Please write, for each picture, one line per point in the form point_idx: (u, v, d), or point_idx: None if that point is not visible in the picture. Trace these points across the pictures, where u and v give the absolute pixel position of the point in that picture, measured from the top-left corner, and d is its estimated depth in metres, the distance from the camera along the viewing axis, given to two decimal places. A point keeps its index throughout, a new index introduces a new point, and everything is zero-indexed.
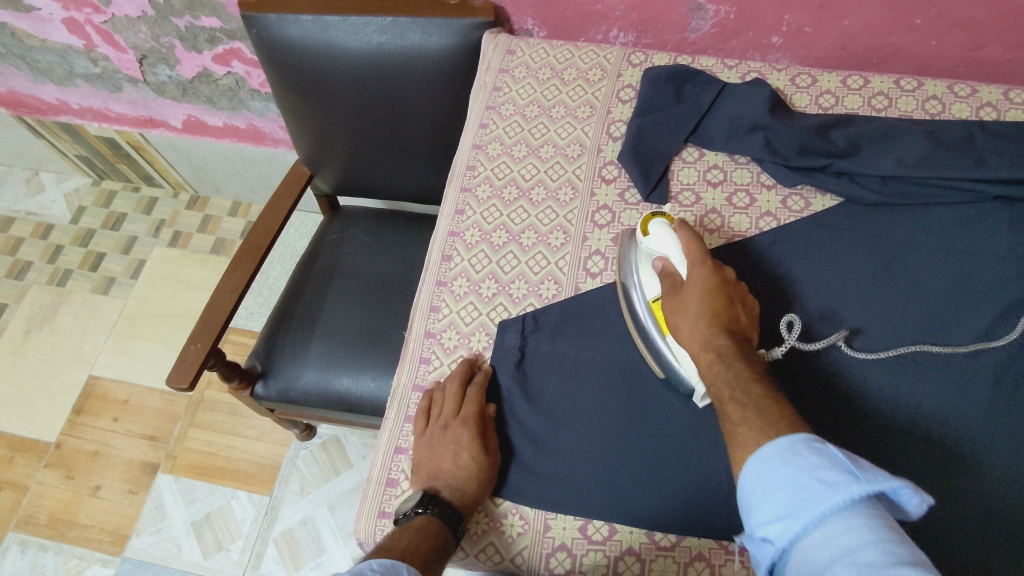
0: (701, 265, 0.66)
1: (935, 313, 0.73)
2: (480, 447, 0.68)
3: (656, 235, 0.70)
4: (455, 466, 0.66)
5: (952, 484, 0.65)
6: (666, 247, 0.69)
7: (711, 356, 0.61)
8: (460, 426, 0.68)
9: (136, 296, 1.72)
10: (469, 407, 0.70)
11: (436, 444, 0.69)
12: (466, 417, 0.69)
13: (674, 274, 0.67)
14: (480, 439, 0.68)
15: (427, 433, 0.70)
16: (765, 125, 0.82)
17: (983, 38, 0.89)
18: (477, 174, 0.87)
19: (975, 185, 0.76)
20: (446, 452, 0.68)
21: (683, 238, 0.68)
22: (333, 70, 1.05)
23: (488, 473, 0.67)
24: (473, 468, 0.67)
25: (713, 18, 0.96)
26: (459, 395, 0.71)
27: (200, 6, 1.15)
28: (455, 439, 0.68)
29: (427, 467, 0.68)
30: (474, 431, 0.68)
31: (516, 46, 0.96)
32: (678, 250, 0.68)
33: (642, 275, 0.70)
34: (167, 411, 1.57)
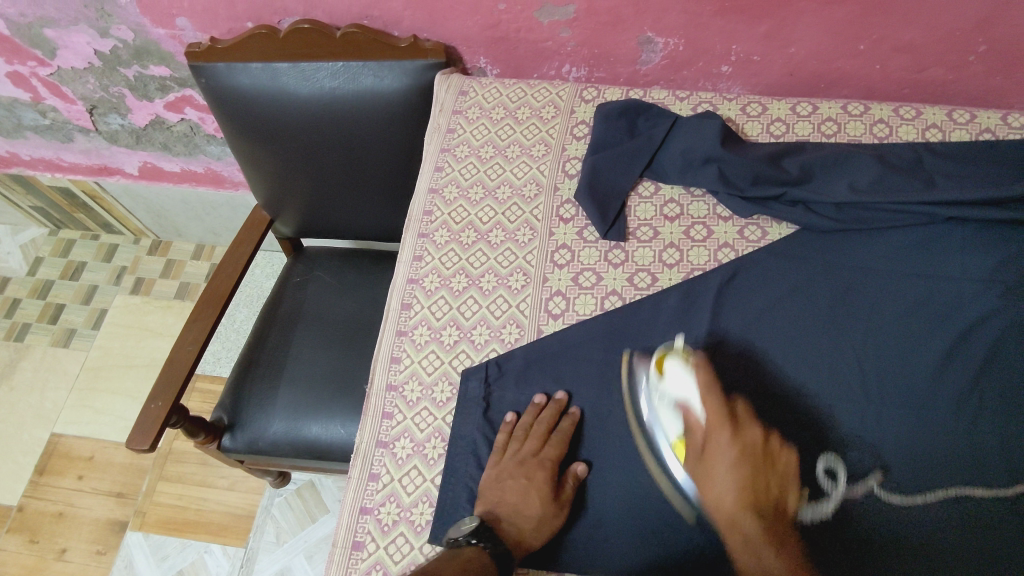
0: (728, 444, 0.68)
1: (893, 343, 0.74)
2: (552, 496, 0.66)
3: (673, 378, 0.71)
4: (527, 513, 0.65)
5: (924, 511, 0.66)
6: (686, 390, 0.71)
7: (741, 512, 0.65)
8: (537, 468, 0.68)
9: (98, 347, 1.68)
10: (553, 452, 0.69)
11: (505, 479, 0.68)
12: (545, 461, 0.68)
13: (693, 429, 0.69)
14: (554, 488, 0.67)
15: (499, 465, 0.69)
16: (718, 157, 0.83)
17: (925, 61, 0.91)
18: (434, 219, 0.86)
19: (928, 208, 0.76)
20: (514, 487, 0.67)
21: (699, 383, 0.72)
22: (286, 117, 1.04)
23: (551, 521, 0.66)
24: (535, 513, 0.65)
25: (663, 51, 0.96)
26: (543, 437, 0.69)
27: (148, 56, 1.13)
28: (528, 479, 0.67)
29: (488, 499, 0.67)
30: (551, 478, 0.67)
31: (469, 86, 0.95)
32: (698, 394, 0.71)
33: (661, 415, 0.70)
34: (135, 465, 1.53)
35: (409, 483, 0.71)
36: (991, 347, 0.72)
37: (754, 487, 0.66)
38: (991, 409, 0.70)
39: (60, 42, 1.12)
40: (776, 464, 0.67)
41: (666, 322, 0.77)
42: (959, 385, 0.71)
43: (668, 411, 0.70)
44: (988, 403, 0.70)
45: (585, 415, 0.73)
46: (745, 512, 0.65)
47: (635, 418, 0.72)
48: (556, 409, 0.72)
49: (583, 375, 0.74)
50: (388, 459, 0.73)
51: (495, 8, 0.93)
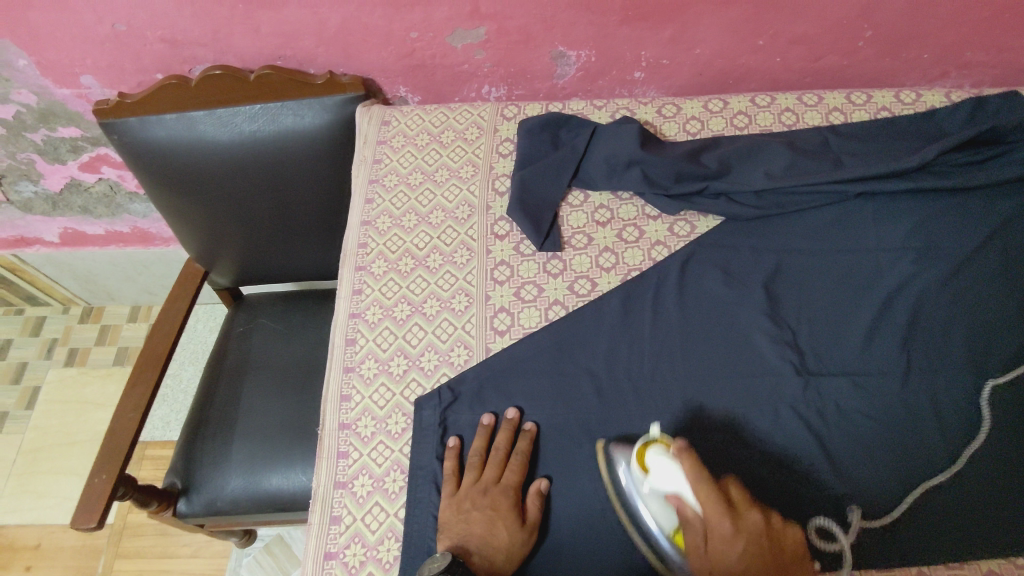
0: (721, 511, 0.57)
1: (825, 315, 0.78)
2: (518, 520, 0.66)
3: (658, 471, 0.61)
4: (490, 536, 0.65)
5: (884, 469, 0.70)
6: (675, 483, 0.60)
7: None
8: (499, 494, 0.68)
9: (34, 428, 1.59)
10: (511, 475, 0.69)
11: (467, 509, 0.67)
12: (506, 486, 0.68)
13: (693, 521, 0.58)
14: (517, 511, 0.67)
15: (459, 496, 0.69)
16: (640, 160, 0.85)
17: (820, 49, 0.96)
18: (370, 251, 0.86)
19: (837, 187, 0.81)
20: (479, 518, 0.66)
21: (687, 470, 0.59)
22: (207, 165, 1.02)
23: (521, 545, 0.65)
24: (504, 540, 0.65)
25: (577, 63, 0.99)
26: (500, 463, 0.70)
27: (55, 118, 1.09)
28: (492, 507, 0.67)
29: (455, 532, 0.66)
30: (513, 503, 0.67)
31: (391, 116, 0.95)
32: (689, 487, 0.59)
33: (650, 508, 0.63)
34: (88, 546, 1.44)
35: (373, 521, 0.70)
36: (913, 309, 0.77)
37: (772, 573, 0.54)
38: (921, 366, 0.75)
39: None
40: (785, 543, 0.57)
41: (609, 325, 0.78)
42: (889, 349, 0.76)
43: (656, 510, 0.63)
44: (918, 361, 0.75)
45: (542, 425, 0.73)
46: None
47: (624, 504, 0.67)
48: (508, 430, 0.72)
49: (537, 388, 0.75)
50: (348, 499, 0.71)
51: (407, 37, 0.94)
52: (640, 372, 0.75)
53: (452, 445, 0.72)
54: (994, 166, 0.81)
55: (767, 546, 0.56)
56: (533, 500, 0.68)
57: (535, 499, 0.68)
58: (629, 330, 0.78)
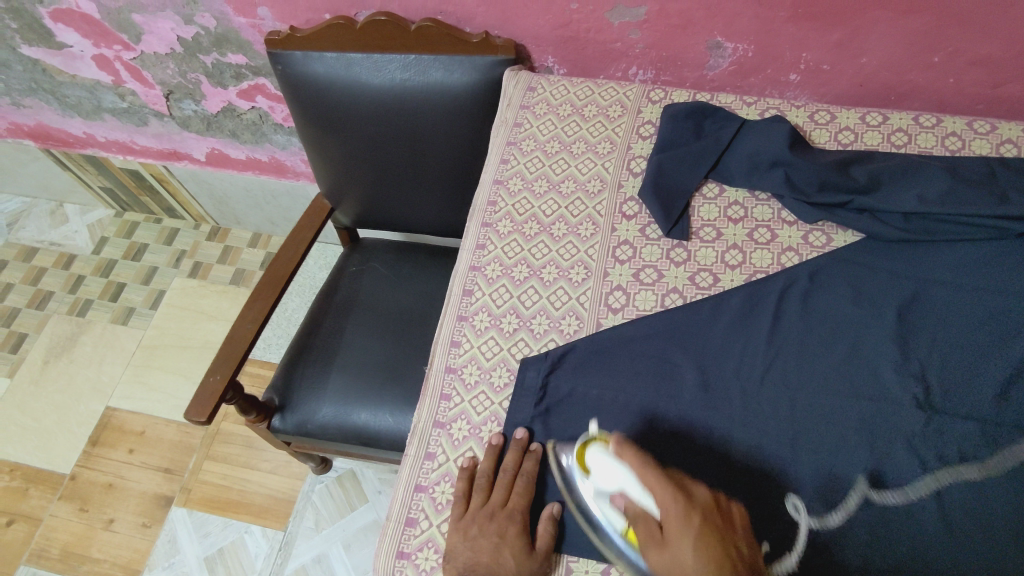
0: (672, 499, 0.57)
1: (960, 353, 0.73)
2: (526, 547, 0.64)
3: (600, 469, 0.63)
4: (497, 565, 0.63)
5: (996, 524, 0.65)
6: (615, 479, 0.61)
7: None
8: (506, 520, 0.66)
9: (154, 327, 1.73)
10: (516, 499, 0.68)
11: (476, 535, 0.65)
12: (513, 510, 0.67)
13: (647, 515, 0.58)
14: (527, 538, 0.65)
15: (467, 520, 0.67)
16: (786, 162, 0.83)
17: (1002, 75, 0.89)
18: (498, 210, 0.87)
19: (1000, 222, 0.76)
20: (486, 546, 0.64)
21: (631, 465, 0.60)
22: (355, 107, 1.07)
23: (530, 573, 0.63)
24: (510, 569, 0.63)
25: (732, 56, 0.97)
26: (507, 485, 0.68)
27: (227, 44, 1.18)
28: (500, 534, 0.65)
29: (463, 558, 0.64)
30: (520, 531, 0.66)
31: (537, 83, 0.97)
32: (631, 479, 0.60)
33: (602, 508, 0.64)
34: (183, 442, 1.57)
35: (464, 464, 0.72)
36: None
37: (720, 555, 0.53)
38: None
39: (146, 27, 1.18)
40: (730, 516, 0.58)
41: (726, 321, 0.77)
42: None
43: (608, 507, 0.63)
44: None
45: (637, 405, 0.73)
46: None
47: (584, 516, 0.66)
48: (515, 451, 0.70)
49: (642, 370, 0.75)
50: (444, 439, 0.73)
51: (567, 7, 0.95)
52: (750, 375, 0.74)
53: (464, 466, 0.71)
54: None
55: (718, 530, 0.55)
56: (544, 526, 0.66)
57: (545, 525, 0.66)
58: (746, 330, 0.76)
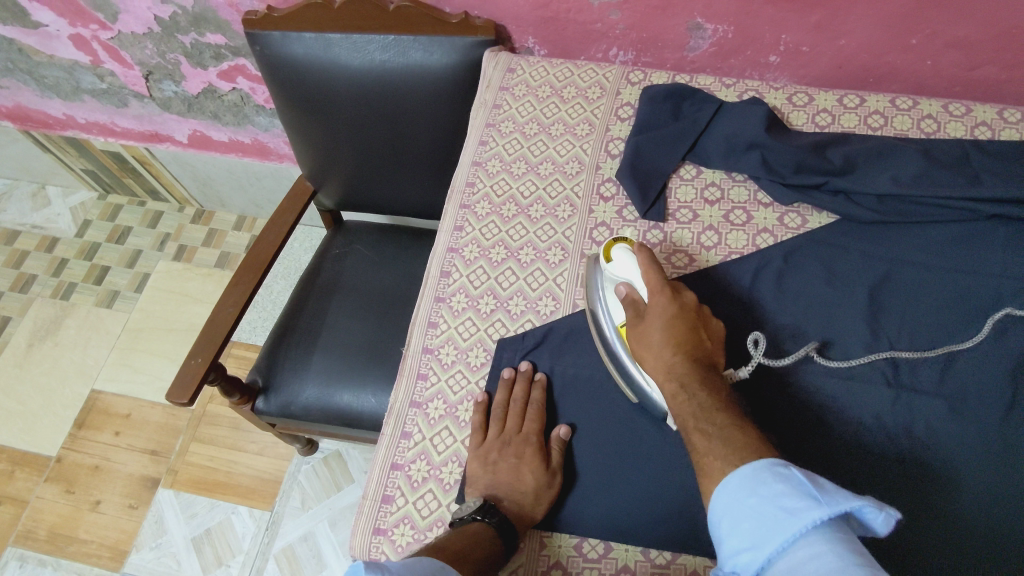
0: (661, 294, 0.66)
1: (929, 329, 0.75)
2: (544, 464, 0.67)
3: (619, 262, 0.70)
4: (516, 483, 0.66)
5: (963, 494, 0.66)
6: (629, 273, 0.69)
7: (674, 385, 0.62)
8: (522, 443, 0.68)
9: (139, 310, 1.73)
10: (531, 423, 0.69)
11: (495, 460, 0.68)
12: (528, 434, 0.69)
13: (637, 300, 0.68)
14: (544, 457, 0.68)
15: (485, 448, 0.69)
16: (762, 143, 0.83)
17: (978, 58, 0.90)
18: (477, 191, 0.87)
19: (970, 204, 0.78)
20: (505, 467, 0.67)
21: (643, 264, 0.68)
22: (336, 88, 1.07)
23: (547, 489, 0.66)
24: (530, 486, 0.65)
25: (712, 37, 0.96)
26: (519, 412, 0.70)
27: (205, 24, 1.17)
28: (517, 454, 0.68)
29: (484, 481, 0.67)
30: (536, 450, 0.68)
31: (517, 65, 0.96)
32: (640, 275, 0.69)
33: (607, 304, 0.71)
34: (169, 425, 1.57)
35: (440, 442, 0.71)
36: None
37: (687, 341, 0.64)
38: None
39: (122, 6, 1.16)
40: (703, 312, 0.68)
41: (702, 301, 0.78)
42: (997, 378, 0.71)
43: (611, 300, 0.70)
44: None
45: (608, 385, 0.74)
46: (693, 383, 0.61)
47: (591, 311, 0.73)
48: (524, 381, 0.73)
49: None
50: (421, 418, 0.73)
51: None
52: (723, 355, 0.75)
53: (479, 399, 0.72)
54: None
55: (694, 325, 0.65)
56: (556, 448, 0.68)
57: (558, 447, 0.68)
58: (720, 309, 0.77)
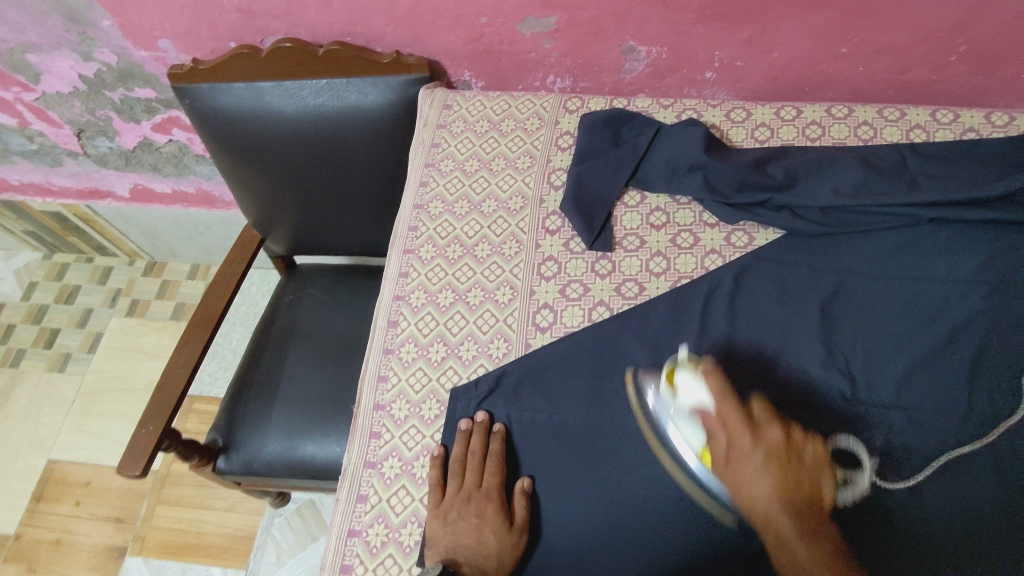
0: (742, 427, 0.64)
1: (879, 340, 0.75)
2: (506, 522, 0.66)
3: (686, 388, 0.68)
4: (476, 543, 0.64)
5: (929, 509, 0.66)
6: (701, 398, 0.67)
7: (772, 505, 0.59)
8: (483, 500, 0.67)
9: (93, 371, 1.67)
10: (491, 478, 0.68)
11: (455, 519, 0.66)
12: (488, 490, 0.67)
13: (713, 437, 0.65)
14: (505, 516, 0.66)
15: (445, 507, 0.67)
16: (702, 165, 0.82)
17: (908, 61, 0.91)
18: (420, 235, 0.85)
19: (910, 210, 0.77)
20: (466, 527, 0.66)
21: (713, 390, 0.67)
22: (272, 136, 1.04)
23: (510, 548, 0.65)
24: (491, 546, 0.64)
25: (646, 59, 0.96)
26: (477, 467, 0.69)
27: (133, 78, 1.13)
28: (478, 514, 0.66)
29: (443, 544, 0.65)
30: (497, 507, 0.66)
31: (452, 100, 0.94)
32: (712, 399, 0.66)
33: (681, 430, 0.67)
34: (132, 489, 1.51)
35: (398, 503, 0.69)
36: (979, 346, 0.73)
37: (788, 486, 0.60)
38: (982, 414, 0.70)
39: (44, 67, 1.12)
40: (804, 453, 0.63)
41: (656, 329, 0.77)
42: (949, 384, 0.72)
43: (687, 425, 0.67)
44: (979, 408, 0.71)
45: (566, 427, 0.72)
46: (784, 513, 0.59)
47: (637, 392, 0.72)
48: (481, 433, 0.71)
49: (576, 389, 0.74)
50: (376, 479, 0.70)
51: (477, 21, 0.93)
52: None
53: (435, 454, 0.70)
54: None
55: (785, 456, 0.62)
56: (519, 502, 0.67)
57: (521, 501, 0.67)
58: (675, 337, 0.76)
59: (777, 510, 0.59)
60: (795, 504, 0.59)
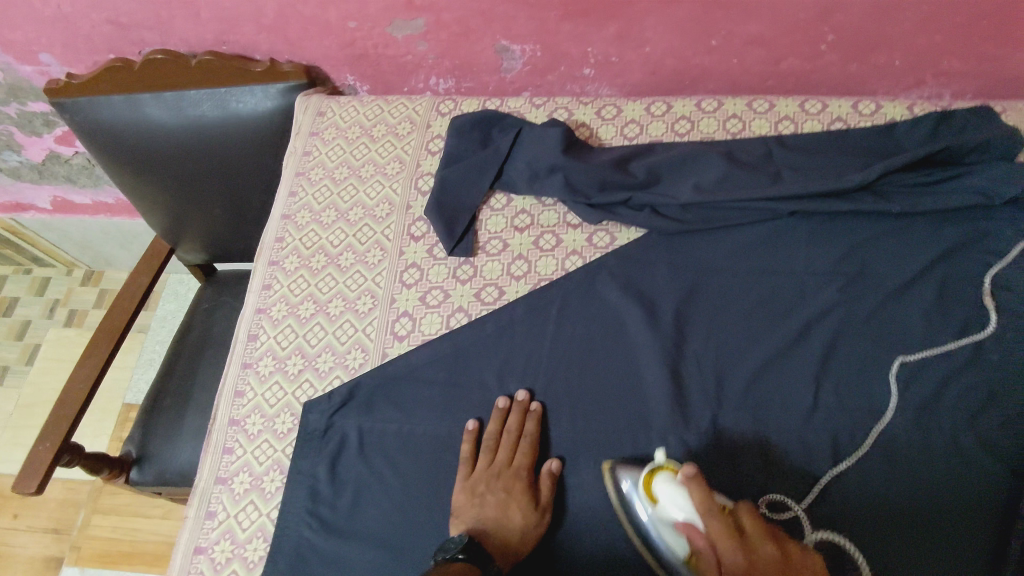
0: (730, 547, 0.52)
1: (735, 332, 0.76)
2: (532, 501, 0.67)
3: (664, 500, 0.61)
4: (501, 517, 0.66)
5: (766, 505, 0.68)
6: (683, 510, 0.59)
7: None
8: (513, 477, 0.69)
9: (31, 383, 1.68)
10: (522, 457, 0.70)
11: (483, 492, 0.68)
12: (519, 468, 0.69)
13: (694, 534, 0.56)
14: (532, 492, 0.68)
15: (474, 480, 0.69)
16: (562, 166, 0.82)
17: (779, 51, 0.90)
18: (285, 246, 0.85)
19: (769, 204, 0.78)
20: (492, 501, 0.67)
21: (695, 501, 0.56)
22: (158, 147, 1.03)
23: (535, 525, 0.66)
24: (518, 522, 0.66)
25: (522, 57, 0.95)
26: (511, 446, 0.70)
27: (23, 93, 1.12)
28: (506, 489, 0.68)
29: (472, 515, 0.67)
30: (526, 484, 0.68)
31: (326, 107, 0.94)
32: (694, 516, 0.58)
33: (663, 533, 0.61)
34: (69, 499, 1.53)
35: (245, 519, 0.70)
36: (831, 341, 0.74)
37: None
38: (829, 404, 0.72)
39: None
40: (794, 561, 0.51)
41: (513, 333, 0.77)
42: (800, 378, 0.73)
43: (666, 532, 0.61)
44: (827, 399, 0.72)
45: (419, 436, 0.72)
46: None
47: (625, 492, 0.66)
48: (519, 412, 0.72)
49: (428, 397, 0.74)
50: (226, 495, 0.71)
51: (346, 26, 0.92)
52: (533, 387, 0.74)
53: (469, 428, 0.72)
54: (959, 185, 0.77)
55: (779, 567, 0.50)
56: (546, 482, 0.69)
57: (549, 480, 0.69)
58: (531, 341, 0.76)
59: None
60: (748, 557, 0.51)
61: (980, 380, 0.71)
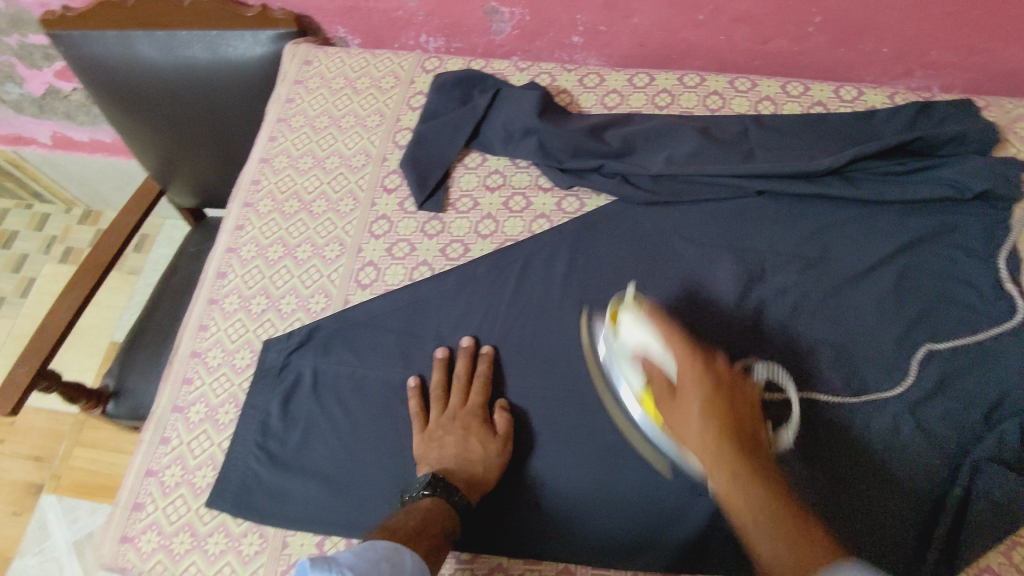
0: (688, 362, 0.59)
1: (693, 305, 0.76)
2: (490, 435, 0.68)
3: (625, 328, 0.66)
4: (462, 452, 0.67)
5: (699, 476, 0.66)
6: (644, 336, 0.63)
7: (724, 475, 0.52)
8: (467, 416, 0.70)
9: (24, 315, 1.71)
10: (475, 399, 0.71)
11: (441, 434, 0.69)
12: (473, 407, 0.71)
13: (661, 379, 0.61)
14: (488, 427, 0.69)
15: (432, 425, 0.70)
16: (537, 129, 0.82)
17: (767, 32, 0.89)
18: (260, 189, 0.87)
19: (738, 182, 0.79)
20: (452, 440, 0.68)
21: (657, 327, 0.63)
22: (148, 86, 1.04)
23: (496, 456, 0.67)
24: (479, 454, 0.67)
25: (511, 20, 0.95)
26: (462, 389, 0.72)
27: (23, 24, 1.14)
28: (463, 426, 0.69)
29: (432, 457, 0.68)
30: (480, 423, 0.69)
31: (314, 57, 0.95)
32: (658, 339, 0.62)
33: (624, 368, 0.66)
34: (53, 429, 1.56)
35: (196, 447, 0.72)
36: (788, 316, 0.74)
37: (729, 418, 0.55)
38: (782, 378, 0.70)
39: None
40: (739, 388, 0.58)
41: (473, 289, 0.78)
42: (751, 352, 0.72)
43: (626, 366, 0.66)
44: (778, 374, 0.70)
45: (372, 382, 0.74)
46: (724, 443, 0.54)
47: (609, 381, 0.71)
48: (466, 357, 0.74)
49: (384, 345, 0.75)
50: (181, 423, 0.74)
51: None
52: (487, 343, 0.75)
53: (412, 385, 0.73)
54: (931, 176, 0.77)
55: (733, 396, 0.57)
56: (500, 417, 0.70)
57: (502, 414, 0.70)
58: (490, 299, 0.77)
59: (693, 433, 0.56)
60: (744, 476, 0.52)
61: (927, 369, 0.70)
